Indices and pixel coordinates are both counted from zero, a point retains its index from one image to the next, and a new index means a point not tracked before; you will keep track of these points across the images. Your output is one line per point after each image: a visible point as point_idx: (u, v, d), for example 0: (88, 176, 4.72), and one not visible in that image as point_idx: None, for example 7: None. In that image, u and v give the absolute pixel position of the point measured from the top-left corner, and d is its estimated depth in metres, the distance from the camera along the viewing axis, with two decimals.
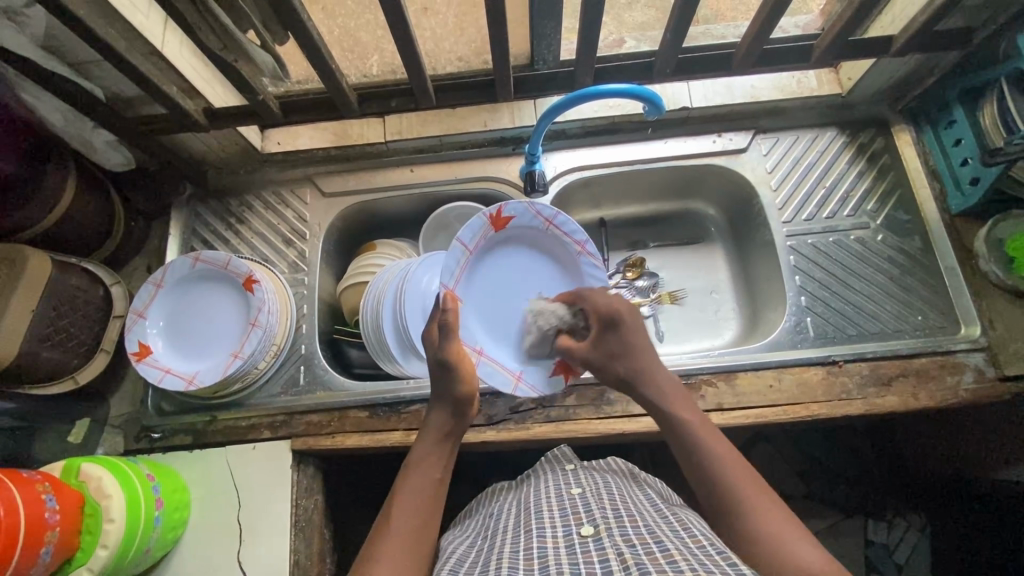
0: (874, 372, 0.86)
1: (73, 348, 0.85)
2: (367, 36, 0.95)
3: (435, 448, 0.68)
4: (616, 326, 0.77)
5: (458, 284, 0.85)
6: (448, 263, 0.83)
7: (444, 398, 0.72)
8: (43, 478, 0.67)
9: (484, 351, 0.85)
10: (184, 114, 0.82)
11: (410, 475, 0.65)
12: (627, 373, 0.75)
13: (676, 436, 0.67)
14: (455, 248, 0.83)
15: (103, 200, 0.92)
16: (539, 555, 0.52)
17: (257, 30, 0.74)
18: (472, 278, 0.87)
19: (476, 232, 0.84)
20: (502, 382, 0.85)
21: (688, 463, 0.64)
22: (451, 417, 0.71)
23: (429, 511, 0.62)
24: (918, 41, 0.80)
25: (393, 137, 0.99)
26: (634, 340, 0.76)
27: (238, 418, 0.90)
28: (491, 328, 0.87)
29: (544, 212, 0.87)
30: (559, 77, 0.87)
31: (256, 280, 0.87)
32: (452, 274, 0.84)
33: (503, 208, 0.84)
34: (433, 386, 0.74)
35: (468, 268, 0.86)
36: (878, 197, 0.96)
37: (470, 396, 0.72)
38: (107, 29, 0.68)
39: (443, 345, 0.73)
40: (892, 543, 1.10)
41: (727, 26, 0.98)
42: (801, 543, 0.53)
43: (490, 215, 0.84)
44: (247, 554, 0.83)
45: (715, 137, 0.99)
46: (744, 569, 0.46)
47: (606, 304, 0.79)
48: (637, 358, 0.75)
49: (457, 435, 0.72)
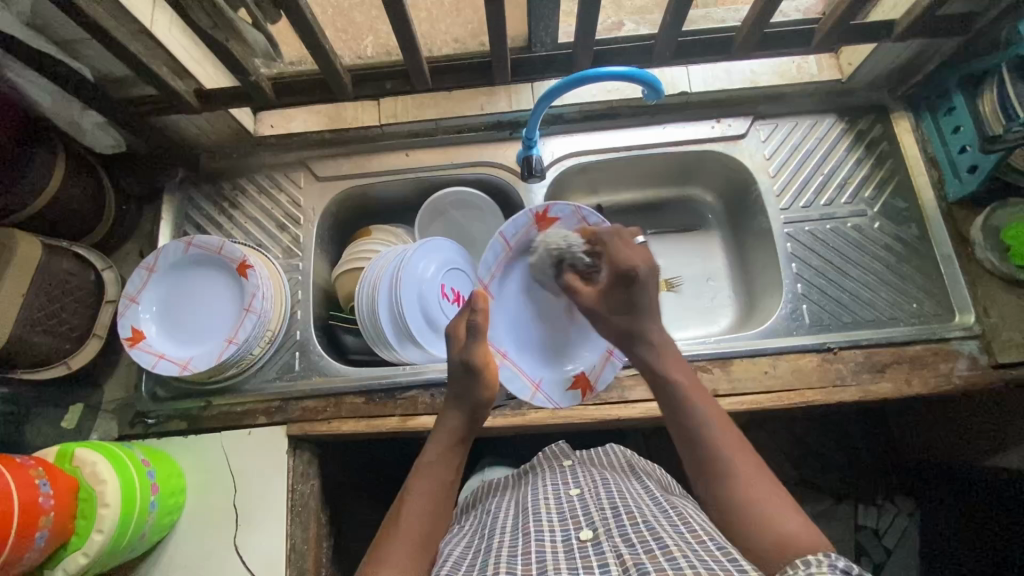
0: (869, 359, 0.86)
1: (65, 333, 0.84)
2: (362, 16, 0.93)
3: (445, 450, 0.67)
4: (629, 282, 0.72)
5: (496, 279, 0.89)
6: (487, 257, 0.87)
7: (464, 400, 0.71)
8: (36, 463, 0.66)
9: (508, 355, 0.88)
10: (175, 95, 0.80)
11: (418, 483, 0.64)
12: (632, 328, 0.72)
13: (667, 402, 0.66)
14: (495, 242, 0.86)
15: (93, 182, 0.91)
16: (538, 560, 0.52)
17: (250, 9, 0.73)
18: (511, 277, 0.90)
19: (520, 228, 0.87)
20: (521, 388, 0.87)
21: (678, 433, 0.63)
22: (466, 420, 0.70)
23: (441, 510, 0.62)
24: (919, 26, 0.79)
25: (388, 121, 0.98)
26: (643, 299, 0.72)
27: (233, 404, 0.89)
28: (523, 328, 0.91)
29: (589, 219, 0.87)
30: (558, 59, 0.86)
31: (251, 265, 0.86)
32: (490, 268, 0.88)
33: (549, 208, 0.85)
34: (453, 386, 0.72)
35: (508, 265, 0.89)
36: (876, 184, 0.96)
37: (490, 400, 0.72)
38: (93, 7, 0.66)
39: (470, 348, 0.72)
40: (882, 527, 1.12)
41: (728, 9, 0.96)
42: (790, 518, 0.52)
43: (535, 213, 0.86)
44: (243, 540, 0.83)
45: (714, 122, 0.98)
46: (744, 565, 0.46)
47: (623, 258, 0.74)
48: (642, 317, 0.72)
49: (469, 436, 0.71)
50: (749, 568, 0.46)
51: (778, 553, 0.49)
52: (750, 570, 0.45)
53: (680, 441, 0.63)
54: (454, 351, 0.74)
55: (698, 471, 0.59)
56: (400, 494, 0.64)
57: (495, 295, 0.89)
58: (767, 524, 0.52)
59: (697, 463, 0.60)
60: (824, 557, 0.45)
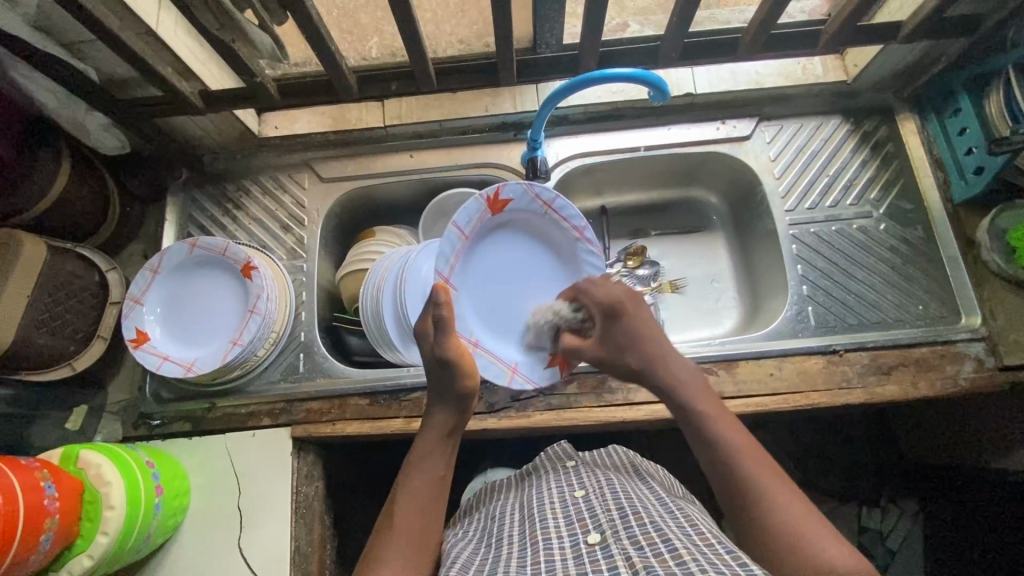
0: (874, 361, 0.86)
1: (69, 334, 0.84)
2: (367, 18, 0.92)
3: (434, 446, 0.67)
4: (616, 318, 0.75)
5: (454, 272, 0.84)
6: (444, 249, 0.81)
7: (449, 398, 0.69)
8: (41, 465, 0.66)
9: (479, 343, 0.85)
10: (180, 96, 0.80)
11: (409, 482, 0.64)
12: (641, 365, 0.72)
13: (693, 430, 0.65)
14: (450, 233, 0.81)
15: (98, 183, 0.90)
16: (546, 569, 0.52)
17: (256, 10, 0.73)
18: (468, 265, 0.86)
19: (472, 215, 0.83)
20: (497, 374, 0.84)
21: (710, 465, 0.62)
22: (454, 417, 0.69)
23: (433, 509, 0.62)
24: (926, 28, 0.79)
25: (392, 122, 0.98)
26: (639, 329, 0.73)
27: (237, 405, 0.89)
28: (488, 316, 0.87)
29: (542, 196, 0.85)
30: (564, 61, 0.86)
31: (255, 266, 0.86)
32: (448, 261, 0.83)
33: (501, 190, 0.83)
34: (432, 382, 0.70)
35: (464, 255, 0.85)
36: (882, 186, 0.95)
37: (473, 391, 0.70)
38: (100, 8, 0.66)
39: (441, 342, 0.68)
40: (885, 529, 1.11)
41: (733, 10, 0.96)
42: (819, 538, 0.53)
43: (486, 197, 0.83)
44: (248, 541, 0.83)
45: (719, 124, 0.98)
46: (754, 568, 0.46)
47: (604, 295, 0.76)
48: (644, 349, 0.72)
49: (459, 428, 0.70)
50: (759, 571, 0.45)
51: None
52: (760, 574, 0.45)
53: (706, 462, 0.63)
54: (426, 348, 0.70)
55: (731, 497, 0.59)
56: (392, 494, 0.64)
57: (455, 287, 0.84)
58: (807, 548, 0.52)
59: (724, 482, 0.60)
60: None
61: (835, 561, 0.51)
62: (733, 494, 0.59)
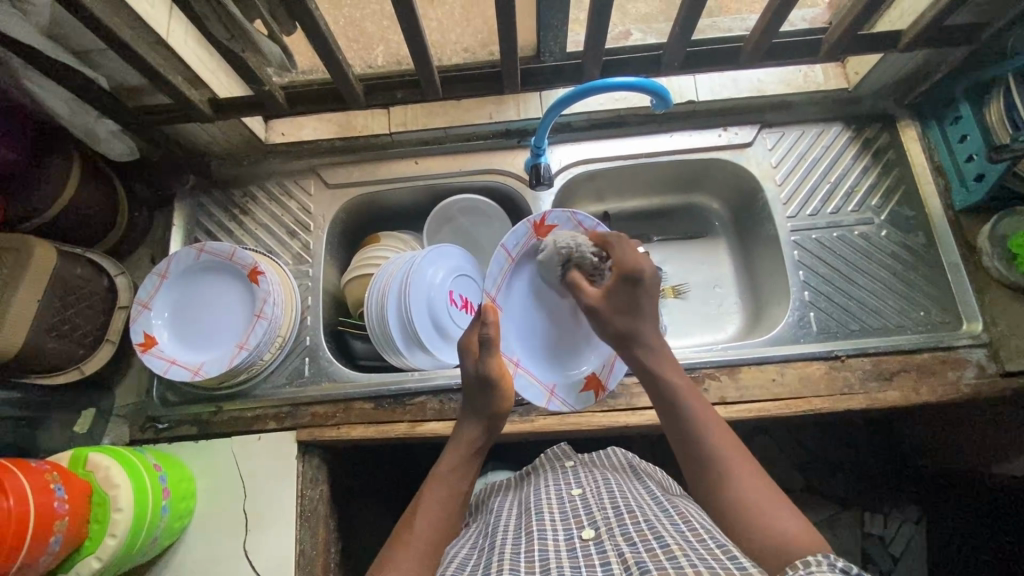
0: (876, 367, 0.86)
1: (79, 338, 0.84)
2: (373, 27, 0.92)
3: (462, 462, 0.69)
4: (635, 284, 0.74)
5: (501, 291, 0.89)
6: (492, 270, 0.87)
7: (480, 413, 0.73)
8: (51, 468, 0.67)
9: (520, 363, 0.89)
10: (189, 104, 0.81)
11: (433, 490, 0.65)
12: (628, 330, 0.73)
13: (664, 403, 0.67)
14: (498, 254, 0.87)
15: (108, 189, 0.92)
16: (540, 559, 0.53)
17: (265, 21, 0.74)
18: (515, 287, 0.91)
19: (520, 238, 0.88)
20: (536, 395, 0.87)
21: (678, 442, 0.64)
22: (483, 431, 0.72)
23: (452, 521, 0.63)
24: (926, 37, 0.80)
25: (397, 129, 0.99)
26: (645, 303, 0.74)
27: (243, 409, 0.90)
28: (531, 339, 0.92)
29: (584, 223, 0.88)
30: (567, 69, 0.87)
31: (262, 271, 0.87)
32: (495, 280, 0.88)
33: (546, 216, 0.87)
34: (468, 397, 0.74)
35: (511, 274, 0.90)
36: (883, 192, 0.96)
37: (505, 413, 0.74)
38: (113, 17, 0.68)
39: (484, 359, 0.74)
40: (888, 535, 1.11)
41: (735, 18, 0.96)
42: (780, 515, 0.54)
43: (532, 221, 0.87)
44: (252, 543, 0.84)
45: (721, 131, 0.99)
46: (743, 561, 0.47)
47: (629, 260, 0.75)
48: (639, 317, 0.74)
49: (484, 449, 0.73)
50: (747, 563, 0.46)
51: (773, 549, 0.51)
52: (748, 565, 0.46)
53: (674, 437, 0.65)
54: (469, 363, 0.75)
55: (696, 471, 0.61)
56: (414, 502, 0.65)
57: (500, 308, 0.89)
58: (769, 528, 0.53)
59: (693, 460, 0.62)
60: (822, 557, 0.45)
61: (797, 534, 0.52)
62: (704, 474, 0.60)
